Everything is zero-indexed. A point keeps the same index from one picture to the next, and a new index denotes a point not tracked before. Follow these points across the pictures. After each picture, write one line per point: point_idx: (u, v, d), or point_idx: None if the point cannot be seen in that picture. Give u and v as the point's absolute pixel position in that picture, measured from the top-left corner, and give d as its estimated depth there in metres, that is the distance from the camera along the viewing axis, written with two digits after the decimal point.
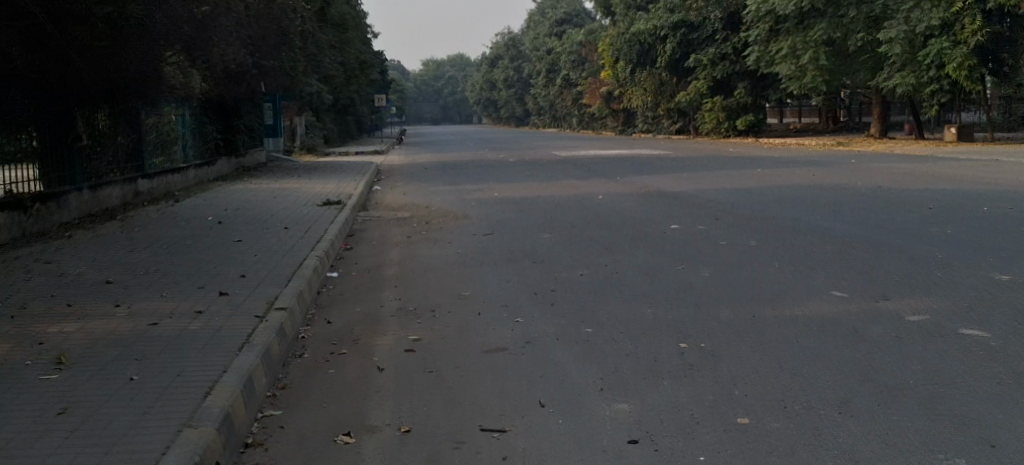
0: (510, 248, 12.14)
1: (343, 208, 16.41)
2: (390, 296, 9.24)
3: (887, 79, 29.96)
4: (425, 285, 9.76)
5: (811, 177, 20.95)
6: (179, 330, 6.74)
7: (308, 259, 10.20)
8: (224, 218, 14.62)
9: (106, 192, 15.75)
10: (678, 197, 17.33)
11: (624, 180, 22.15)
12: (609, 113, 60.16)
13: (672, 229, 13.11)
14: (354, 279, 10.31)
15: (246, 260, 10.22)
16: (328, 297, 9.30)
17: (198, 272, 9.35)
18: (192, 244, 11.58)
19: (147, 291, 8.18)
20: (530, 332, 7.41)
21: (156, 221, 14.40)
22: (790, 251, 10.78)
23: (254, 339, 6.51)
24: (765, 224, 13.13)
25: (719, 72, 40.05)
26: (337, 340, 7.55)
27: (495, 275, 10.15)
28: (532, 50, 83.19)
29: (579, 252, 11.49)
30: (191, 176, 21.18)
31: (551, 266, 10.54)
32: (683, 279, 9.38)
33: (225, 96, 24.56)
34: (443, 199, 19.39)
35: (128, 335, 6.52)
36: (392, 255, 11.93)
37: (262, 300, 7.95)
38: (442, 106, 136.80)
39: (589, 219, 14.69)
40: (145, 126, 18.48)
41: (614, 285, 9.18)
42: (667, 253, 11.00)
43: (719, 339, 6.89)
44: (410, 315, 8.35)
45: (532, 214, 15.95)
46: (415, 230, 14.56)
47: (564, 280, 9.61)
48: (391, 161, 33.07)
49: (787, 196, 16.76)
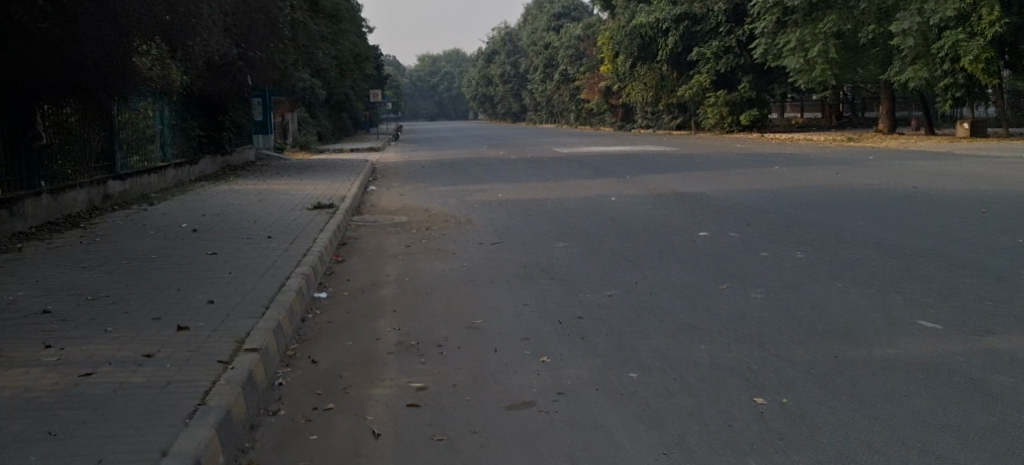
0: (521, 261, 10.67)
1: (334, 212, 14.95)
2: (387, 326, 7.83)
3: (899, 74, 28.47)
4: (427, 310, 8.34)
5: (831, 176, 19.59)
6: (115, 387, 5.44)
7: (290, 280, 8.79)
8: (199, 226, 13.25)
9: (71, 196, 14.43)
10: (696, 201, 15.83)
11: (633, 180, 20.77)
12: (607, 109, 58.64)
13: (699, 239, 11.62)
14: (345, 302, 8.89)
15: (217, 281, 8.88)
16: (313, 327, 7.90)
17: (155, 298, 8.05)
18: (156, 258, 10.28)
19: (87, 327, 6.92)
20: (560, 378, 6.00)
21: (122, 229, 13.07)
22: (845, 265, 9.30)
23: (212, 401, 5.16)
24: (804, 232, 11.64)
25: (723, 66, 38.56)
26: (322, 388, 6.15)
27: (509, 297, 8.72)
28: (529, 45, 81.78)
29: (601, 266, 10.06)
30: (173, 176, 19.81)
31: (572, 286, 9.09)
32: (730, 302, 7.93)
33: (208, 91, 23.12)
34: (444, 201, 18.00)
35: (47, 397, 5.26)
36: (388, 270, 10.51)
37: (229, 336, 6.58)
38: (438, 101, 135.13)
39: (603, 227, 13.21)
40: (117, 123, 17.13)
41: (650, 312, 7.74)
42: (704, 269, 9.55)
43: (803, 392, 5.47)
44: (411, 354, 6.93)
45: (537, 219, 14.49)
46: (413, 238, 13.10)
47: (590, 303, 8.19)
48: (387, 159, 31.58)
49: (815, 198, 15.38)
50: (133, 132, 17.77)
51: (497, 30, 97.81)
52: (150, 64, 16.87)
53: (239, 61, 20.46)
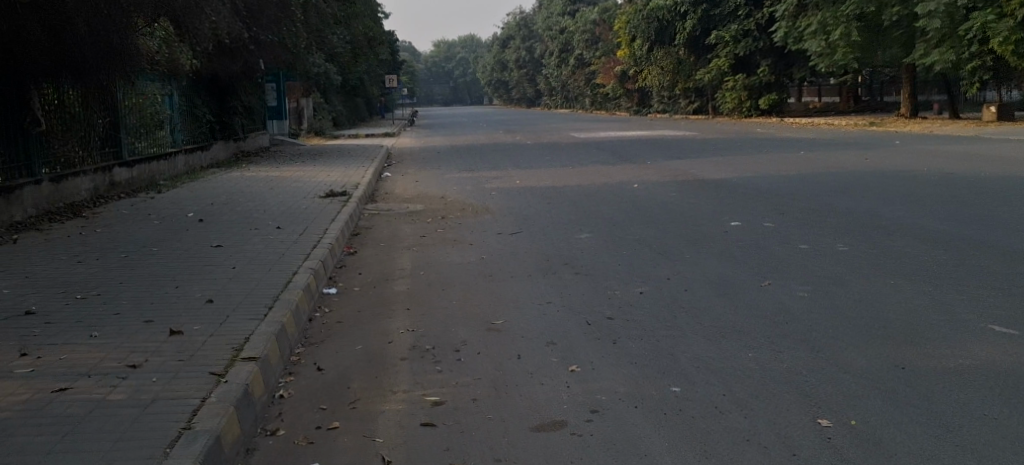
0: (543, 253, 10.04)
1: (346, 200, 14.35)
2: (399, 326, 7.23)
3: (925, 56, 27.53)
4: (444, 308, 7.74)
5: (861, 160, 18.82)
6: (97, 415, 4.89)
7: (297, 275, 8.21)
8: (205, 215, 12.66)
9: (73, 184, 13.88)
10: (724, 188, 15.12)
11: (654, 165, 20.06)
12: (623, 92, 57.75)
13: (731, 229, 10.94)
14: (356, 299, 8.28)
15: (218, 276, 8.32)
16: (321, 327, 7.30)
17: (151, 297, 7.46)
18: (157, 250, 9.71)
19: (71, 332, 6.34)
20: (593, 392, 5.38)
21: (124, 218, 12.51)
22: (895, 257, 8.58)
23: (203, 433, 4.61)
24: (843, 222, 10.92)
25: (742, 49, 37.65)
26: (327, 403, 5.57)
27: (532, 293, 8.08)
28: (545, 29, 80.81)
29: (629, 259, 9.42)
30: (181, 162, 19.22)
31: (599, 282, 8.46)
32: (774, 300, 7.27)
33: (217, 75, 22.52)
34: (459, 188, 17.35)
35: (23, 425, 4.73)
36: (402, 262, 9.91)
37: (225, 344, 5.99)
38: (453, 86, 134.43)
39: (627, 215, 12.52)
40: (123, 107, 16.54)
41: (687, 312, 7.10)
42: (740, 262, 8.89)
43: (872, 413, 4.88)
44: (426, 359, 6.34)
45: (557, 207, 13.84)
46: (428, 227, 12.44)
47: (621, 302, 7.57)
48: (400, 145, 30.92)
49: (847, 184, 14.63)
50: (140, 117, 17.19)
51: (511, 14, 96.84)
52: (156, 46, 16.29)
53: (248, 44, 19.86)
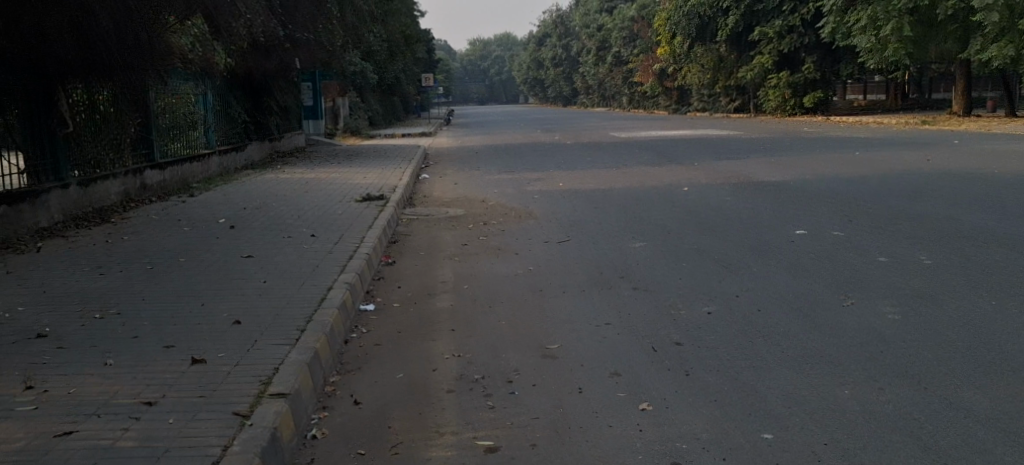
0: (597, 264, 9.34)
1: (383, 204, 13.71)
2: (444, 352, 6.55)
3: (981, 52, 26.41)
4: (494, 329, 7.05)
5: (922, 160, 17.86)
6: None
7: (332, 291, 7.55)
8: (236, 221, 12.06)
9: (103, 187, 13.31)
10: (780, 191, 14.32)
11: (701, 166, 19.25)
12: (662, 91, 56.67)
13: (797, 237, 10.17)
14: (396, 317, 7.60)
15: (248, 291, 7.68)
16: (357, 352, 6.63)
17: (173, 316, 6.82)
18: (184, 261, 9.09)
19: (83, 360, 5.71)
20: (672, 437, 4.85)
21: (153, 224, 11.92)
22: (988, 274, 7.81)
23: None
24: (918, 231, 10.13)
25: (786, 45, 36.61)
26: (365, 447, 4.95)
27: (588, 312, 7.38)
28: (581, 27, 79.82)
29: (692, 272, 8.69)
30: (215, 163, 18.68)
31: (661, 297, 7.75)
32: (862, 325, 6.55)
33: (252, 74, 21.96)
34: (500, 190, 16.65)
35: None
36: (444, 274, 9.23)
37: (251, 375, 5.36)
38: (488, 85, 133.63)
39: (682, 221, 11.77)
40: (155, 108, 16.00)
41: (765, 336, 6.40)
42: (815, 276, 8.15)
43: None
44: (475, 391, 5.67)
45: (605, 213, 13.10)
46: (470, 234, 11.76)
47: (689, 323, 6.87)
48: (438, 145, 30.30)
49: (914, 187, 13.75)
50: (173, 118, 16.66)
51: (547, 12, 95.84)
52: (188, 44, 15.73)
53: (283, 41, 19.27)
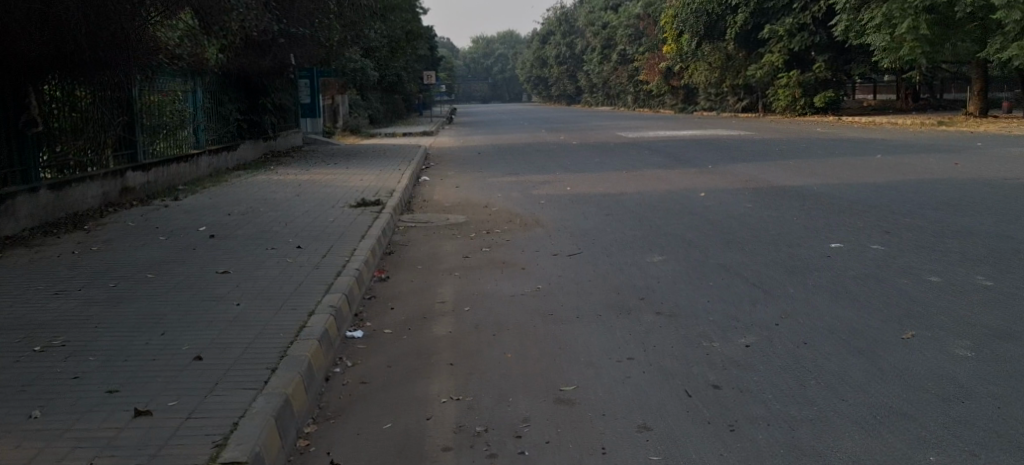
0: (615, 282, 8.41)
1: (380, 210, 12.79)
2: (441, 393, 5.62)
3: (1001, 52, 25.27)
4: (500, 364, 6.10)
5: (949, 166, 16.85)
6: None
7: (315, 317, 6.60)
8: (219, 230, 11.10)
9: (79, 191, 12.37)
10: (804, 198, 13.32)
11: (716, 169, 18.26)
12: (668, 90, 55.62)
13: (833, 253, 9.21)
14: (388, 346, 6.65)
15: (219, 316, 6.74)
16: (339, 392, 5.70)
17: (127, 350, 5.90)
18: (153, 279, 8.14)
19: (3, 413, 4.84)
20: None
21: (128, 233, 10.99)
22: None
23: None
24: (967, 247, 9.16)
25: (797, 44, 35.49)
26: None
27: (608, 342, 6.44)
28: (586, 25, 78.77)
29: (723, 294, 7.76)
30: (206, 164, 17.73)
31: (691, 324, 6.82)
32: (930, 366, 5.63)
33: (246, 71, 20.99)
34: (506, 195, 15.70)
35: None
36: (443, 293, 8.29)
37: (203, 440, 4.54)
38: (491, 83, 132.53)
39: (703, 233, 10.85)
40: (140, 106, 15.05)
41: (819, 379, 5.49)
42: (862, 302, 7.21)
43: None
44: (475, 452, 4.78)
45: (619, 221, 12.17)
46: (473, 244, 10.86)
47: (727, 359, 5.95)
48: (440, 145, 29.37)
49: (947, 197, 12.75)
50: (160, 116, 15.72)
51: (553, 11, 94.83)
52: (177, 38, 14.76)
53: (279, 37, 18.31)
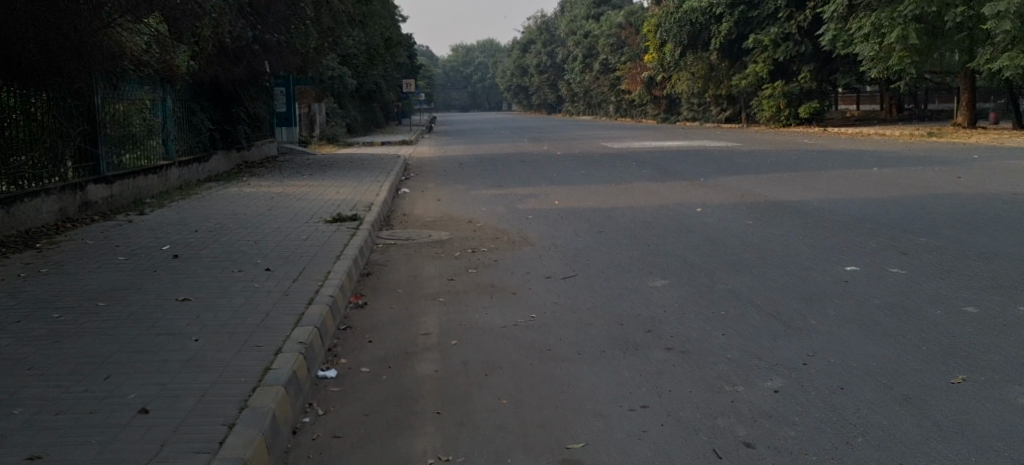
0: (617, 310, 7.64)
1: (356, 227, 11.96)
2: (428, 454, 4.85)
3: (991, 62, 24.60)
4: (492, 413, 5.32)
5: (948, 181, 16.13)
6: None
7: (281, 356, 5.79)
8: (183, 249, 10.27)
9: (33, 205, 11.49)
10: (805, 216, 12.58)
11: (706, 182, 17.51)
12: (650, 99, 54.82)
13: (851, 278, 8.47)
14: (365, 388, 5.86)
15: (174, 356, 5.92)
16: (309, 452, 4.93)
17: (64, 402, 5.09)
18: (103, 308, 7.29)
19: None
20: None
21: (85, 252, 10.15)
22: None
23: None
24: (993, 272, 8.44)
25: (781, 54, 34.78)
26: None
27: (616, 385, 5.68)
28: (568, 33, 78.01)
29: (738, 325, 7.01)
30: (175, 176, 16.86)
31: (709, 363, 6.07)
32: (991, 423, 4.92)
33: (218, 79, 20.11)
34: (488, 210, 14.88)
35: None
36: (427, 323, 7.48)
37: None
38: (471, 91, 131.50)
39: (704, 253, 10.09)
40: (104, 115, 14.18)
41: (868, 439, 4.80)
42: (895, 337, 6.47)
43: None
44: None
45: (612, 240, 11.40)
46: (457, 265, 10.05)
47: (757, 408, 5.22)
48: (419, 154, 28.56)
49: (956, 214, 12.01)
50: (126, 125, 14.85)
51: (533, 20, 94.04)
52: (143, 42, 13.88)
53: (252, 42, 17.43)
